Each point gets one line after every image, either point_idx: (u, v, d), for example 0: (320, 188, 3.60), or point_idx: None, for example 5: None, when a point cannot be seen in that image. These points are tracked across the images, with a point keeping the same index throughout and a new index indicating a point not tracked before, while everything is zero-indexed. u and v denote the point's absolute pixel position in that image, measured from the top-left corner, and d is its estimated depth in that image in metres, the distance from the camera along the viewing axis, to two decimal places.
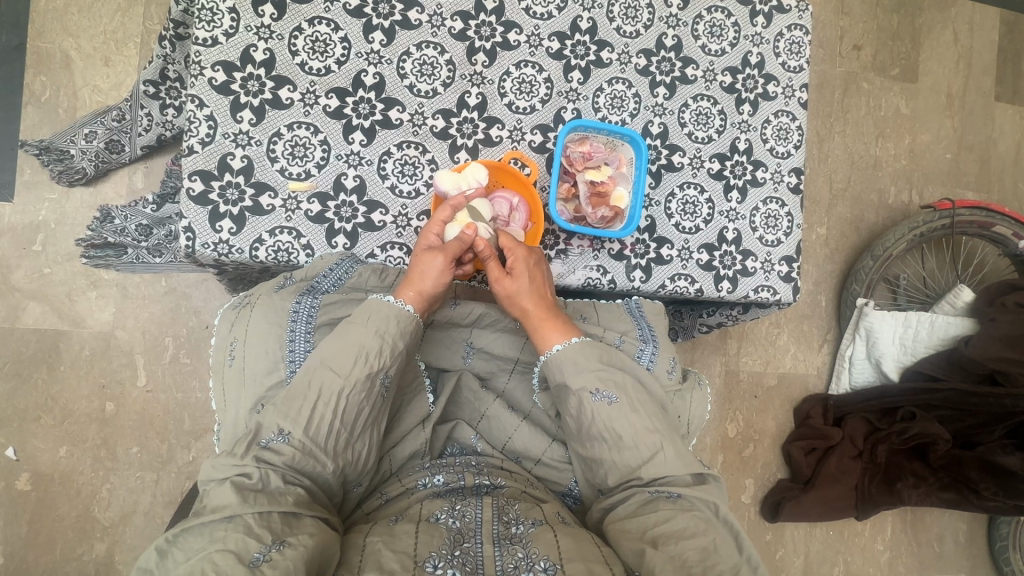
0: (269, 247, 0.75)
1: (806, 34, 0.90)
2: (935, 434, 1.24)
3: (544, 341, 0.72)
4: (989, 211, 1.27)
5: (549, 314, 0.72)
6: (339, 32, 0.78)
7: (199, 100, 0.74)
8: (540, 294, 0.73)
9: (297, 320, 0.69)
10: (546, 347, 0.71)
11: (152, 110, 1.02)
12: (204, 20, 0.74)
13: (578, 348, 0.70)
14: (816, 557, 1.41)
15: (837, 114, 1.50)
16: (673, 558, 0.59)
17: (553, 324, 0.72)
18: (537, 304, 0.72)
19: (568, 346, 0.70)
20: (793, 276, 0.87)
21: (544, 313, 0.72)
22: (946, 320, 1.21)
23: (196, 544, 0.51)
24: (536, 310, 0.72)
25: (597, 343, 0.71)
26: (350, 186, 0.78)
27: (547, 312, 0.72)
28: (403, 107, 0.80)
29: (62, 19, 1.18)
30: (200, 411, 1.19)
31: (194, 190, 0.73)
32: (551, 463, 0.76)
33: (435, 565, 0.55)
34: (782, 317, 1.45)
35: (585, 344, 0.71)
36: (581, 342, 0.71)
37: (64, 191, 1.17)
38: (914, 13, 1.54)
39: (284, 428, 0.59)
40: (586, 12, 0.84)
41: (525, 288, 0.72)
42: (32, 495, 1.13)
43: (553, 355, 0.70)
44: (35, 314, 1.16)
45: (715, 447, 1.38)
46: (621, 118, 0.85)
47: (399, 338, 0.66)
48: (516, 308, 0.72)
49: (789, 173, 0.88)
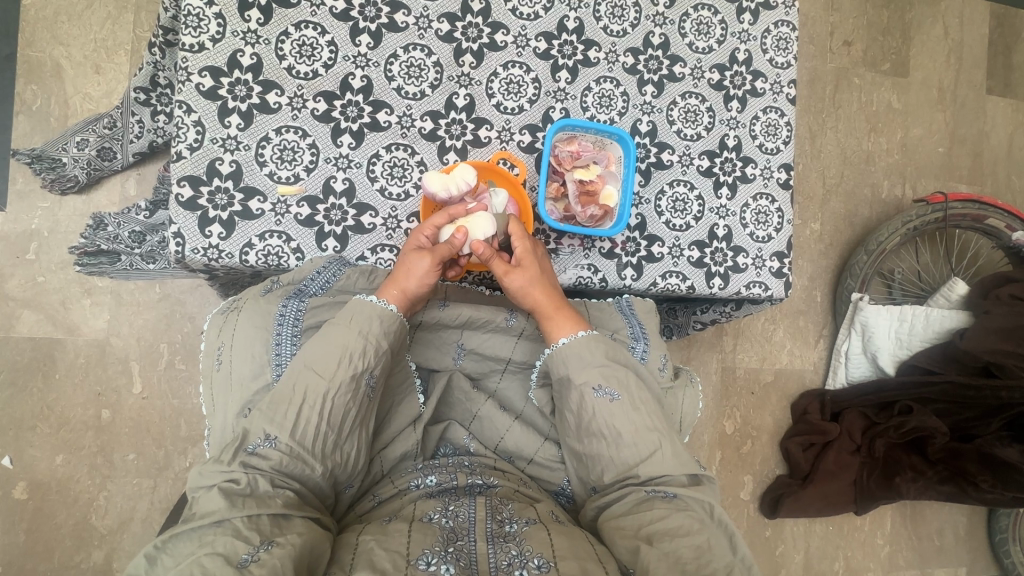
0: (259, 250, 0.75)
1: (793, 31, 0.90)
2: (932, 426, 1.25)
3: (552, 332, 0.72)
4: (981, 204, 1.27)
5: (559, 305, 0.73)
6: (326, 36, 0.78)
7: (187, 106, 0.74)
8: (548, 286, 0.73)
9: (284, 324, 0.69)
10: (554, 340, 0.72)
11: (143, 117, 1.02)
12: (191, 25, 0.74)
13: (585, 342, 0.71)
14: (816, 553, 1.41)
15: (829, 109, 1.50)
16: (668, 555, 0.59)
17: (561, 314, 0.72)
18: (546, 295, 0.72)
19: (574, 340, 0.71)
20: (785, 271, 0.87)
21: (553, 302, 0.73)
22: (941, 313, 1.21)
23: (186, 548, 0.51)
24: (545, 302, 0.72)
25: (603, 339, 0.72)
26: (339, 188, 0.78)
27: (555, 302, 0.72)
28: (391, 109, 0.80)
29: (52, 28, 1.19)
30: (196, 417, 1.19)
31: (183, 195, 0.73)
32: (544, 461, 0.76)
33: (428, 562, 0.55)
34: (777, 313, 1.45)
35: (592, 338, 0.71)
36: (588, 335, 0.71)
37: (57, 199, 1.18)
38: (904, 8, 1.54)
39: (270, 433, 0.60)
40: (573, 12, 0.84)
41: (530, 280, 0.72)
42: (29, 504, 1.13)
43: (559, 349, 0.71)
44: (30, 323, 1.16)
45: (713, 443, 1.38)
46: (609, 116, 0.85)
47: (383, 337, 0.66)
48: (527, 299, 0.72)
49: (779, 169, 0.89)
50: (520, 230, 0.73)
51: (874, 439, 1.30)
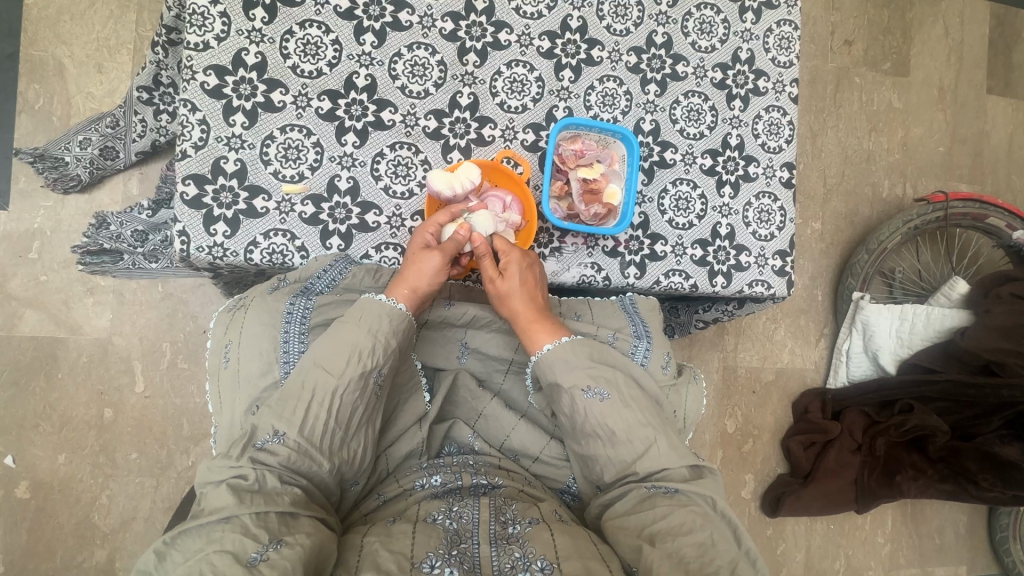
0: (264, 249, 0.75)
1: (795, 30, 0.91)
2: (933, 425, 1.25)
3: (533, 342, 0.72)
4: (981, 203, 1.27)
5: (540, 316, 0.72)
6: (330, 35, 0.78)
7: (192, 105, 0.74)
8: (530, 298, 0.72)
9: (291, 322, 0.70)
10: (536, 348, 0.72)
11: (146, 116, 1.02)
12: (196, 24, 0.74)
13: (569, 346, 0.71)
14: (817, 551, 1.41)
15: (829, 108, 1.50)
16: (671, 555, 0.59)
17: (540, 325, 0.72)
18: (526, 306, 0.72)
19: (559, 345, 0.71)
20: (787, 270, 0.88)
21: (534, 314, 0.72)
22: (942, 312, 1.21)
23: (195, 545, 0.51)
24: (526, 312, 0.72)
25: (587, 341, 0.72)
26: (343, 187, 0.78)
27: (536, 315, 0.72)
28: (395, 108, 0.80)
29: (55, 26, 1.19)
30: (198, 416, 1.19)
31: (188, 194, 0.73)
32: (547, 460, 0.76)
33: (432, 565, 0.55)
34: (778, 312, 1.45)
35: (575, 342, 0.71)
36: (571, 339, 0.71)
37: (59, 198, 1.18)
38: (905, 8, 1.55)
39: (279, 429, 0.60)
40: (576, 11, 0.85)
41: (511, 289, 0.72)
42: (31, 504, 1.13)
43: (543, 356, 0.71)
44: (33, 322, 1.16)
45: (714, 442, 1.38)
46: (612, 115, 0.85)
47: (392, 336, 0.66)
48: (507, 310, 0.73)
49: (781, 168, 0.89)
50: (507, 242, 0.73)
51: (875, 437, 1.30)
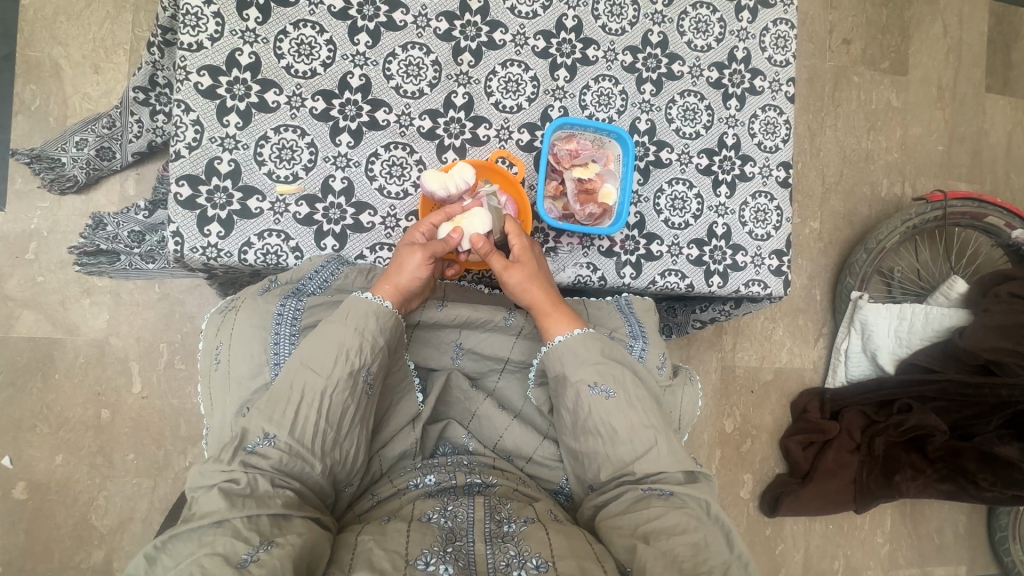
0: (258, 249, 0.75)
1: (791, 29, 0.90)
2: (932, 425, 1.25)
3: (550, 330, 0.72)
4: (980, 202, 1.27)
5: (556, 304, 0.73)
6: (324, 35, 0.78)
7: (186, 105, 0.74)
8: (545, 286, 0.73)
9: (281, 323, 0.69)
10: (552, 337, 0.72)
11: (142, 117, 1.02)
12: (189, 24, 0.74)
13: (581, 339, 0.71)
14: (815, 551, 1.41)
15: (827, 108, 1.50)
16: (665, 554, 0.59)
17: (557, 312, 0.72)
18: (542, 293, 0.72)
19: (571, 337, 0.71)
20: (784, 270, 0.87)
21: (549, 302, 0.73)
22: (941, 312, 1.21)
23: (186, 549, 0.51)
24: (542, 300, 0.72)
25: (599, 336, 0.72)
26: (338, 187, 0.78)
27: (552, 302, 0.73)
28: (390, 108, 0.80)
29: (51, 27, 1.19)
30: (196, 417, 1.19)
31: (181, 195, 0.73)
32: (543, 460, 0.76)
33: (427, 562, 0.55)
34: (777, 311, 1.45)
35: (587, 336, 0.71)
36: (583, 332, 0.71)
37: (56, 199, 1.18)
38: (903, 7, 1.54)
39: (269, 432, 0.59)
40: (571, 10, 0.84)
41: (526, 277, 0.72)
42: (29, 504, 1.13)
43: (555, 346, 0.71)
44: (30, 323, 1.16)
45: (713, 442, 1.38)
46: (608, 115, 0.85)
47: (378, 334, 0.66)
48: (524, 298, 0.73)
49: (778, 167, 0.89)
50: (514, 231, 0.73)
51: (874, 437, 1.30)
